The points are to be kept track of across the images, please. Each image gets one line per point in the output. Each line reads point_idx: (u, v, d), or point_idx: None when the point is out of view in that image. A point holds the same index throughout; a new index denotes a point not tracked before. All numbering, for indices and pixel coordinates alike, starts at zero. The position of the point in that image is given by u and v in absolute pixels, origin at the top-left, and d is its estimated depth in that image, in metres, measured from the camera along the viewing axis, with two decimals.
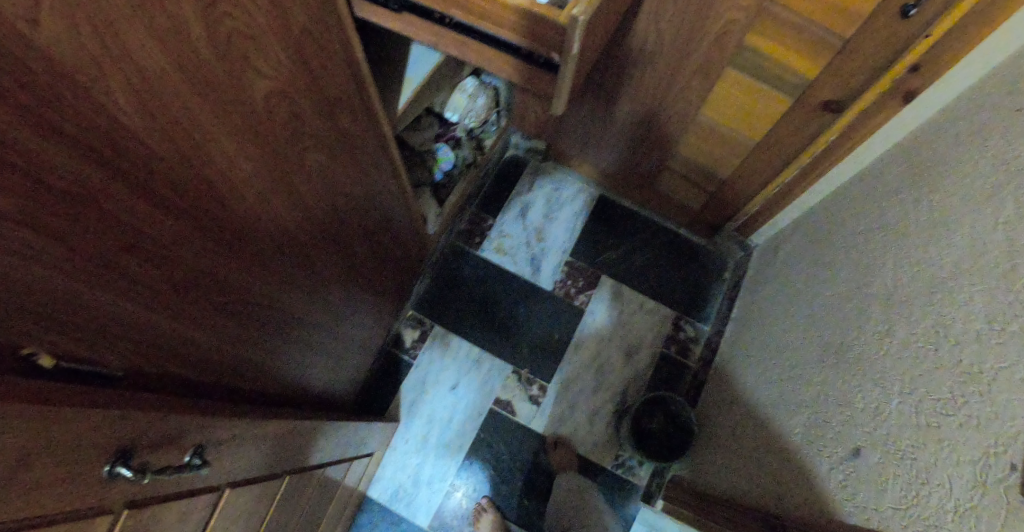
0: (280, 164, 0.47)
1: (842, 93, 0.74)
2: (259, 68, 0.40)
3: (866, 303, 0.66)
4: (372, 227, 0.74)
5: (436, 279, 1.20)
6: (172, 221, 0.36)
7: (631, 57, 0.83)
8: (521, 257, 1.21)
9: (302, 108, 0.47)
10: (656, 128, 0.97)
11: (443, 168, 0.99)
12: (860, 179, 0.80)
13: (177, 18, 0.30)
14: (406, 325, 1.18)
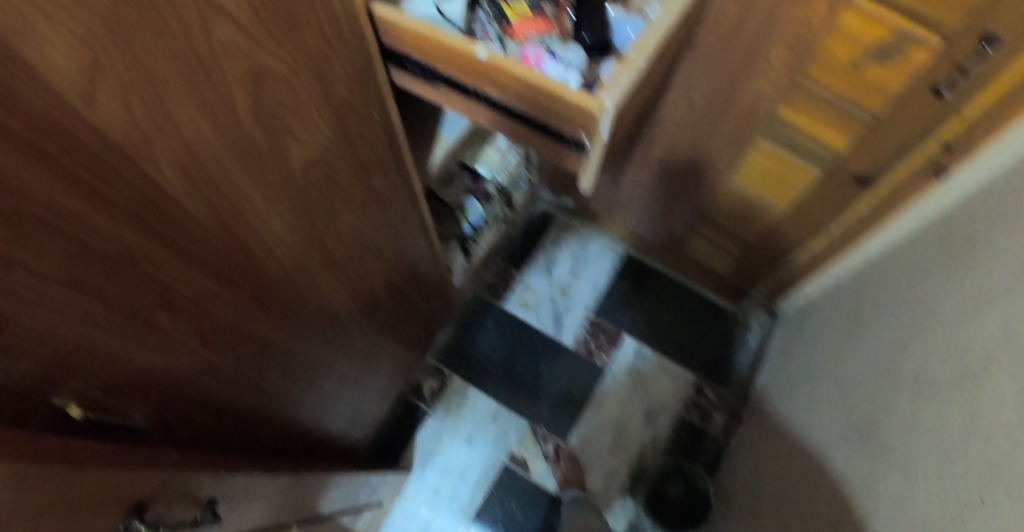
0: (303, 239, 0.57)
1: (902, 134, 0.72)
2: (298, 136, 0.50)
3: (948, 396, 0.61)
4: (405, 285, 0.82)
5: (459, 330, 1.22)
6: (184, 287, 0.46)
7: (669, 105, 0.87)
8: (545, 312, 1.23)
9: (339, 173, 0.57)
10: (688, 184, 0.99)
11: (471, 221, 1.01)
12: (921, 245, 0.76)
13: (222, 95, 0.41)
14: (426, 374, 1.19)
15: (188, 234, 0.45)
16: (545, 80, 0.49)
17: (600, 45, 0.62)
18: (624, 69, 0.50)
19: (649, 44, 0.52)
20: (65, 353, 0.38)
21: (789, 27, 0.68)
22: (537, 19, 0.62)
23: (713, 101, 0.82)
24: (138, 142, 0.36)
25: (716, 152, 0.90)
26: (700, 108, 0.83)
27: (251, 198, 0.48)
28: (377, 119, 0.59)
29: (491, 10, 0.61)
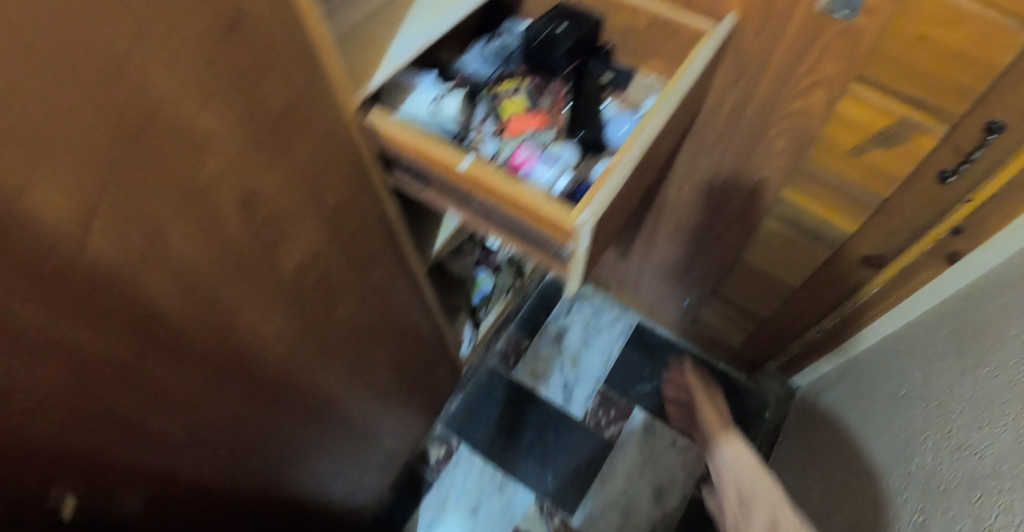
0: (293, 336, 0.58)
1: (909, 220, 0.70)
2: (288, 244, 0.52)
3: (956, 480, 0.58)
4: (409, 365, 0.82)
5: (468, 397, 1.21)
6: (178, 386, 0.48)
7: (672, 184, 0.87)
8: (554, 383, 1.22)
9: (331, 272, 0.59)
10: (696, 262, 0.98)
11: (480, 292, 0.98)
12: (930, 332, 0.73)
13: (211, 215, 0.43)
14: (432, 442, 1.18)
15: (183, 343, 0.47)
16: (521, 194, 0.49)
17: (595, 139, 0.63)
18: (602, 185, 0.48)
19: (630, 157, 0.51)
20: (58, 465, 0.40)
21: (786, 113, 0.68)
22: (532, 115, 0.62)
23: (719, 179, 0.81)
24: (124, 263, 0.39)
25: (723, 230, 0.88)
26: (705, 184, 0.84)
27: (243, 303, 0.51)
28: (373, 218, 0.61)
29: (489, 108, 0.64)
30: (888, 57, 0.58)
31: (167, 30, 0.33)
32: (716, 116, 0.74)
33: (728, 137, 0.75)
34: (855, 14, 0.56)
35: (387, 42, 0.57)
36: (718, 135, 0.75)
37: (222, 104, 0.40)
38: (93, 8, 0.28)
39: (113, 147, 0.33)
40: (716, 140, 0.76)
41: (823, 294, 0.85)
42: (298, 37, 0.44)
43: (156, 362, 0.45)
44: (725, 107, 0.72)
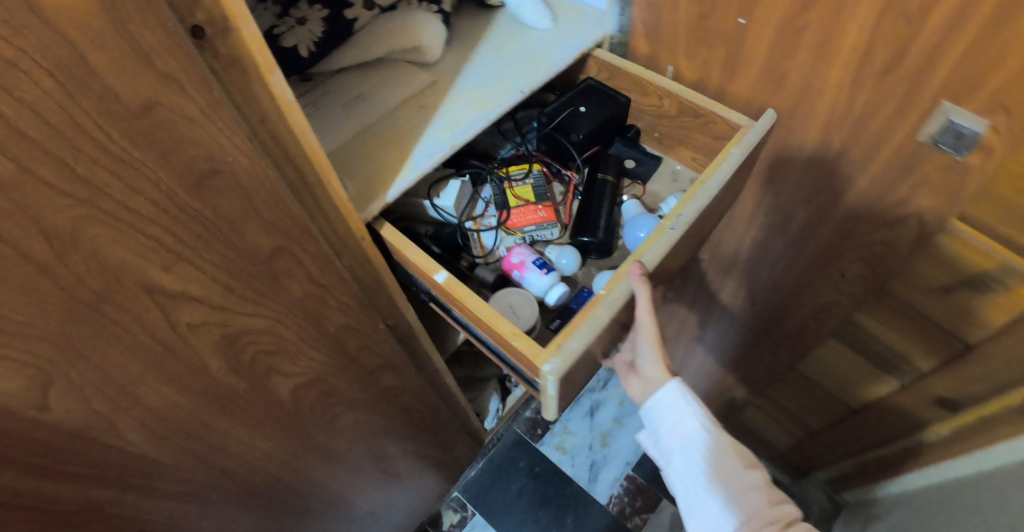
0: (287, 458, 0.54)
1: (995, 376, 0.58)
2: (285, 371, 0.48)
3: None
4: (432, 460, 0.77)
5: (490, 463, 1.17)
6: (142, 513, 0.44)
7: (735, 281, 0.80)
8: (580, 461, 1.18)
9: (337, 391, 0.54)
10: (749, 364, 0.90)
11: None
12: (994, 483, 0.62)
13: (185, 354, 0.41)
14: (448, 506, 1.14)
15: (162, 479, 0.44)
16: (494, 321, 0.49)
17: (600, 244, 0.61)
18: (580, 328, 0.47)
19: (617, 294, 0.50)
20: None
21: (865, 243, 0.60)
22: (537, 208, 0.63)
23: (780, 289, 0.74)
24: (78, 412, 0.37)
25: (776, 340, 0.81)
26: (760, 291, 0.77)
27: (236, 435, 0.48)
28: (384, 331, 0.54)
29: (494, 191, 0.65)
30: (946, 196, 0.50)
31: (105, 196, 0.32)
32: (785, 233, 0.68)
33: (800, 245, 0.67)
34: (965, 152, 0.47)
35: (413, 137, 0.49)
36: (787, 237, 0.68)
37: (198, 254, 0.38)
38: (6, 190, 0.28)
39: (49, 314, 0.32)
40: (781, 246, 0.70)
41: (893, 429, 0.74)
42: (290, 172, 0.41)
43: (116, 494, 0.42)
44: (799, 223, 0.66)
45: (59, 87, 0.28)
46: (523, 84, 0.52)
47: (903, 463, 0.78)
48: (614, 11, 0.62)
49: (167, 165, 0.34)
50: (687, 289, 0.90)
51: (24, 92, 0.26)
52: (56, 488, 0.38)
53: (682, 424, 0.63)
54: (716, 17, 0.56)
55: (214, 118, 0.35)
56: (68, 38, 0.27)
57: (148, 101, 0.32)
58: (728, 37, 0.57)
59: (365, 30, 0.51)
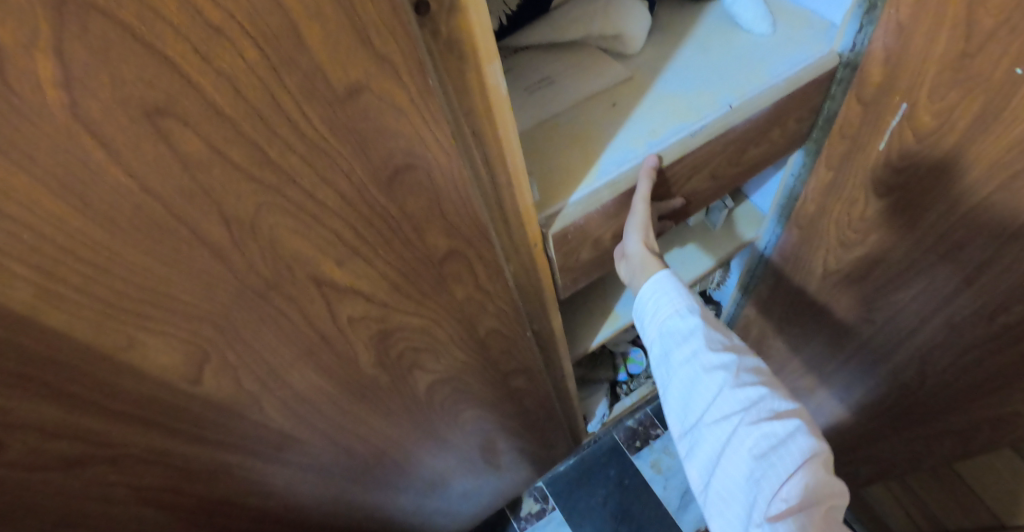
0: (409, 446, 0.51)
1: None
2: (428, 369, 0.44)
3: None
4: (540, 466, 0.73)
5: (581, 462, 1.09)
6: (273, 474, 0.45)
7: (893, 355, 0.61)
8: (673, 485, 1.04)
9: (471, 394, 0.50)
10: (875, 446, 0.73)
11: (628, 370, 0.88)
12: None
13: (338, 346, 0.38)
14: (530, 494, 1.07)
15: (292, 451, 0.44)
16: None
17: None
18: (580, 193, 0.41)
19: (623, 174, 0.41)
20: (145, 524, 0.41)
21: None
22: None
23: (959, 388, 0.55)
24: (231, 386, 0.36)
25: (932, 436, 0.62)
26: (931, 379, 0.57)
27: (368, 421, 0.46)
28: (530, 337, 0.49)
29: None
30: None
31: (292, 184, 0.29)
32: (988, 325, 0.48)
33: (1007, 343, 0.47)
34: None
35: (600, 142, 0.43)
36: (984, 321, 0.48)
37: (374, 252, 0.34)
38: (195, 168, 0.25)
39: (220, 293, 0.31)
40: (973, 335, 0.49)
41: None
42: (485, 177, 0.35)
43: (248, 458, 0.42)
44: (1012, 317, 0.45)
45: (267, 61, 0.24)
46: (734, 98, 0.44)
47: None
48: (851, 26, 0.48)
49: (363, 156, 0.30)
50: (836, 348, 0.70)
51: (229, 68, 0.23)
52: (192, 448, 0.38)
53: (660, 309, 0.58)
54: (988, 54, 0.38)
55: (422, 109, 0.29)
56: (282, 6, 0.22)
57: (357, 84, 0.27)
58: (990, 85, 0.39)
59: (561, 9, 0.45)
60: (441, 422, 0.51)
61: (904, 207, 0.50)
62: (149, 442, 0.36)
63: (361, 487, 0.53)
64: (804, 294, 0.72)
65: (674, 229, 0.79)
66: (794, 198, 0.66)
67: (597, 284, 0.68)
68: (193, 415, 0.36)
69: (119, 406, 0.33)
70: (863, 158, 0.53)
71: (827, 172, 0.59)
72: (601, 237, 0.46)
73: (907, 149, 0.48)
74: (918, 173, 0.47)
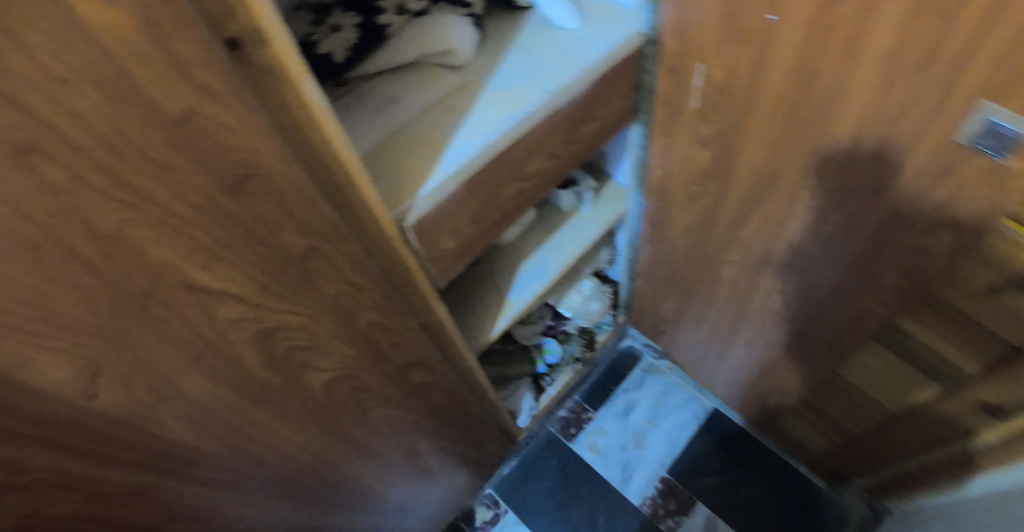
0: (330, 440, 0.56)
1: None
2: (319, 366, 0.49)
3: None
4: (461, 453, 0.80)
5: (524, 461, 1.12)
6: (185, 488, 0.46)
7: (756, 275, 0.71)
8: (613, 461, 1.10)
9: (370, 383, 0.56)
10: (768, 364, 0.84)
11: (545, 360, 1.01)
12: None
13: (224, 348, 0.42)
14: (480, 503, 1.10)
15: (203, 467, 0.46)
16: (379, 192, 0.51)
17: None
18: (427, 183, 0.48)
19: (464, 164, 0.49)
20: None
21: (905, 250, 0.52)
22: None
23: (816, 296, 0.65)
24: (128, 402, 0.38)
25: (813, 348, 0.72)
26: (793, 288, 0.67)
27: (271, 427, 0.50)
28: (414, 328, 0.57)
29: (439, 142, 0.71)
30: (988, 195, 0.42)
31: (147, 200, 0.33)
32: (818, 237, 0.58)
33: (840, 234, 0.56)
34: (1005, 154, 0.39)
35: (443, 142, 0.50)
36: (827, 225, 0.57)
37: (234, 253, 0.39)
38: (59, 195, 0.28)
39: (100, 310, 0.33)
40: (814, 242, 0.59)
41: (939, 439, 0.69)
42: (323, 176, 0.42)
43: (159, 476, 0.43)
44: (839, 217, 0.55)
45: (106, 99, 0.28)
46: (554, 86, 0.53)
47: (933, 469, 0.74)
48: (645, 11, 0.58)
49: (206, 167, 0.35)
50: (714, 289, 0.80)
51: (75, 106, 0.27)
52: (108, 473, 0.39)
53: None
54: (763, 12, 0.46)
55: (248, 125, 0.36)
56: (112, 54, 0.27)
57: (185, 110, 0.32)
58: (770, 35, 0.47)
59: (396, 35, 0.53)
60: (350, 413, 0.56)
61: (727, 150, 0.60)
62: (60, 468, 0.36)
63: (281, 495, 0.55)
64: (676, 253, 0.82)
65: (548, 213, 0.84)
66: (644, 168, 0.76)
67: (485, 284, 0.78)
68: (101, 431, 0.37)
69: (27, 431, 0.33)
70: (683, 118, 0.63)
71: (661, 136, 0.68)
72: (457, 227, 0.53)
73: (721, 101, 0.57)
74: (731, 121, 0.57)
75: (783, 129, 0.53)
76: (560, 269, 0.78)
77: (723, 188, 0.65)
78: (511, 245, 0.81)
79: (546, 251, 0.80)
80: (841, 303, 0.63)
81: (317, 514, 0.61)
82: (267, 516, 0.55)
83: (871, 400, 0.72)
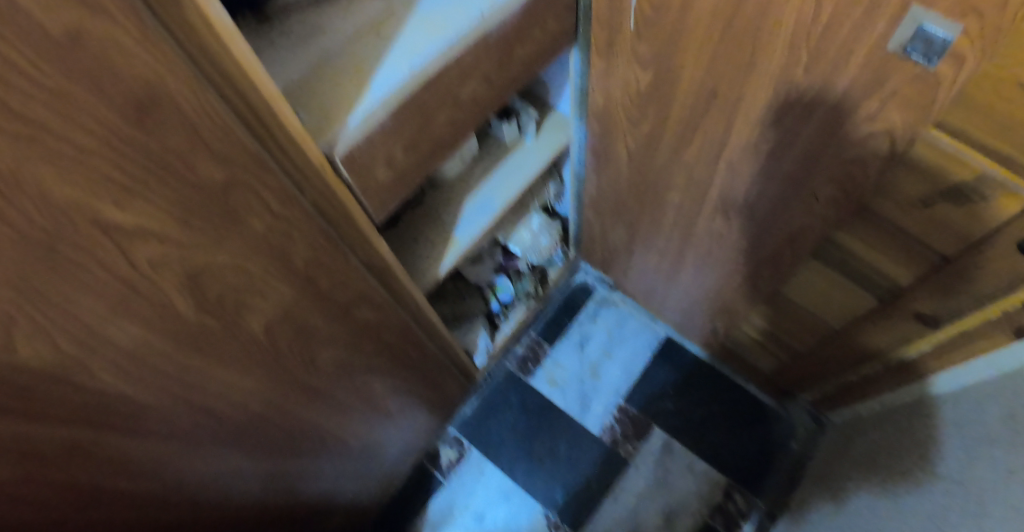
0: (277, 378, 0.56)
1: (958, 297, 0.57)
2: (254, 306, 0.48)
3: (968, 407, 0.63)
4: (409, 388, 0.83)
5: (485, 398, 1.16)
6: (127, 439, 0.44)
7: (697, 196, 0.73)
8: (571, 393, 1.15)
9: (313, 322, 0.56)
10: (711, 286, 0.89)
11: (499, 297, 1.02)
12: (954, 402, 0.66)
13: (151, 292, 0.39)
14: (445, 443, 1.14)
15: (144, 415, 0.44)
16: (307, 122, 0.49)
17: None
18: (353, 113, 0.47)
19: (394, 93, 0.48)
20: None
21: (837, 163, 0.54)
22: None
23: (755, 213, 0.67)
24: (53, 355, 0.35)
25: (757, 268, 0.76)
26: (731, 206, 0.70)
27: (213, 373, 0.48)
28: (356, 264, 0.56)
29: None
30: (915, 104, 0.44)
31: (45, 132, 0.28)
32: (756, 153, 0.60)
33: (779, 150, 0.57)
34: (935, 60, 0.40)
35: (369, 70, 0.49)
36: (765, 141, 0.58)
37: (149, 189, 0.35)
38: None
39: (6, 261, 0.29)
40: (755, 158, 0.61)
41: (875, 350, 0.74)
42: (242, 107, 0.39)
43: (98, 430, 0.41)
44: (778, 130, 0.56)
45: None
46: (483, 7, 0.51)
47: (862, 377, 0.81)
48: None
49: (105, 97, 0.30)
50: (658, 215, 0.83)
51: None
52: (45, 431, 0.37)
53: None
54: None
55: (152, 49, 0.31)
56: None
57: (74, 29, 0.27)
58: None
59: None
60: (296, 350, 0.56)
61: (666, 72, 0.60)
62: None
63: (234, 436, 0.55)
64: (620, 183, 0.83)
65: (490, 148, 0.83)
66: (585, 97, 0.75)
67: (430, 220, 0.78)
68: (28, 386, 0.34)
69: None
70: (622, 41, 0.61)
71: (599, 61, 0.67)
72: (391, 156, 0.52)
73: (664, 21, 0.55)
74: (674, 40, 0.56)
75: (721, 44, 0.53)
76: (505, 203, 0.78)
77: (664, 110, 0.65)
78: (454, 181, 0.80)
79: (490, 185, 0.80)
80: (779, 217, 0.65)
81: (274, 449, 0.63)
82: (220, 453, 0.55)
83: (810, 315, 0.77)
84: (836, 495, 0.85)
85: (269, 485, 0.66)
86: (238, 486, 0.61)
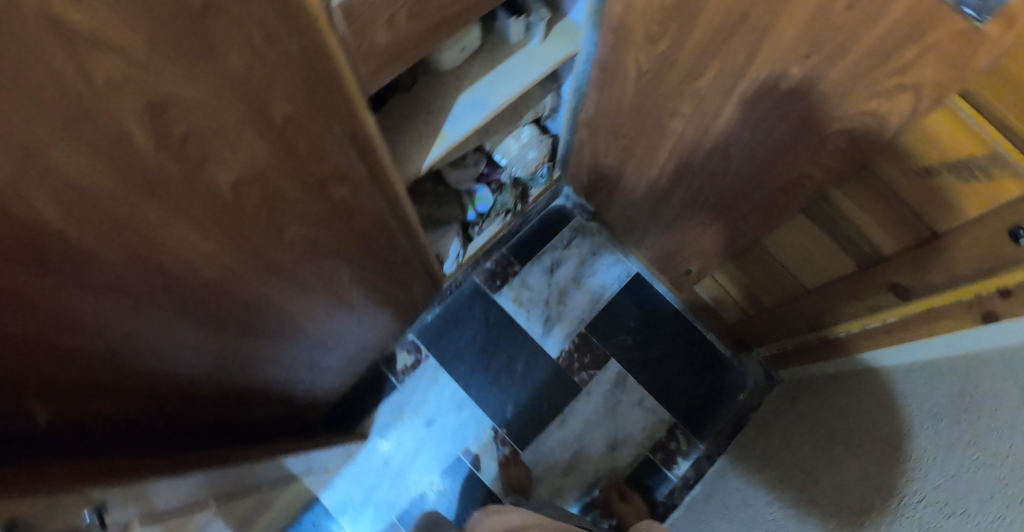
0: (241, 242, 0.52)
1: (942, 269, 0.58)
2: (219, 160, 0.43)
3: (923, 381, 0.65)
4: (376, 281, 0.81)
5: (449, 307, 1.15)
6: (68, 282, 0.40)
7: (700, 129, 0.70)
8: (535, 314, 1.16)
9: (285, 189, 0.52)
10: (693, 226, 0.88)
11: (476, 208, 0.99)
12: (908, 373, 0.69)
13: (106, 123, 0.33)
14: (403, 348, 1.14)
15: (89, 260, 0.40)
16: None
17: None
18: None
19: None
20: None
21: (854, 112, 0.51)
22: None
23: (755, 153, 0.66)
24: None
25: (744, 213, 0.76)
26: (732, 144, 0.67)
27: (171, 226, 0.44)
28: (338, 130, 0.52)
29: None
30: (954, 66, 0.41)
31: None
32: (773, 91, 0.56)
33: (797, 90, 0.54)
34: (986, 18, 0.36)
35: None
36: (784, 79, 0.54)
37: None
38: None
39: None
40: (769, 95, 0.57)
41: (841, 309, 0.77)
42: None
43: (37, 266, 0.37)
44: (801, 71, 0.52)
45: None
46: None
47: (824, 336, 0.86)
48: None
49: None
50: (655, 146, 0.80)
51: None
52: None
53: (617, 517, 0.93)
54: None
55: None
56: None
57: None
58: None
59: None
60: (264, 214, 0.52)
61: None
62: None
63: (191, 297, 0.52)
64: (622, 105, 0.80)
65: (494, 43, 0.76)
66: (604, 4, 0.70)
67: (420, 103, 0.73)
68: None
69: None
70: None
71: None
72: (393, 16, 0.48)
73: None
74: None
75: None
76: (501, 102, 0.74)
77: (685, 31, 0.60)
78: (453, 71, 0.75)
79: (488, 82, 0.75)
80: (779, 161, 0.63)
81: (232, 318, 0.60)
82: (174, 312, 0.52)
83: (784, 266, 0.80)
84: (775, 447, 0.91)
85: (220, 356, 0.64)
86: (185, 353, 0.58)
